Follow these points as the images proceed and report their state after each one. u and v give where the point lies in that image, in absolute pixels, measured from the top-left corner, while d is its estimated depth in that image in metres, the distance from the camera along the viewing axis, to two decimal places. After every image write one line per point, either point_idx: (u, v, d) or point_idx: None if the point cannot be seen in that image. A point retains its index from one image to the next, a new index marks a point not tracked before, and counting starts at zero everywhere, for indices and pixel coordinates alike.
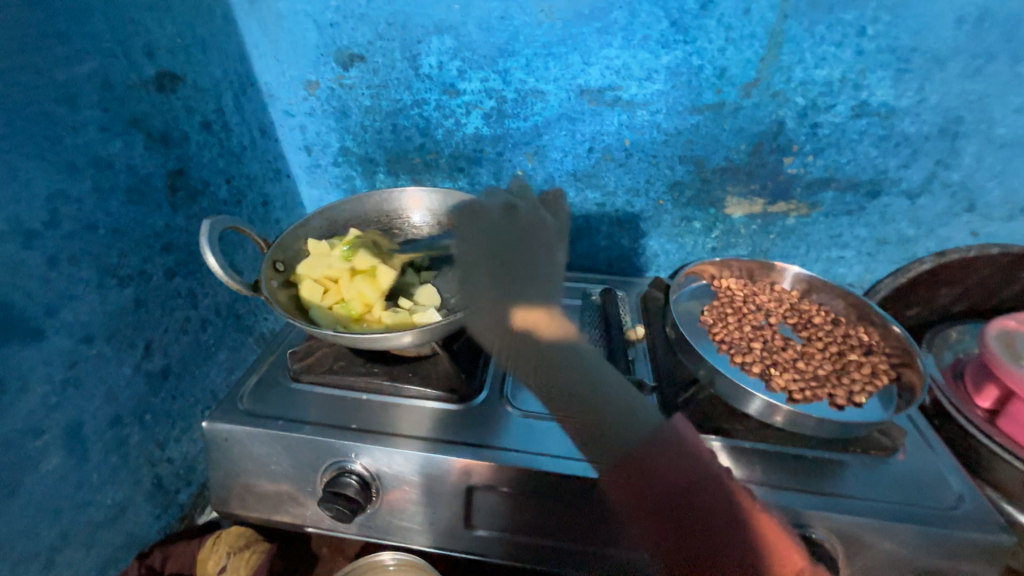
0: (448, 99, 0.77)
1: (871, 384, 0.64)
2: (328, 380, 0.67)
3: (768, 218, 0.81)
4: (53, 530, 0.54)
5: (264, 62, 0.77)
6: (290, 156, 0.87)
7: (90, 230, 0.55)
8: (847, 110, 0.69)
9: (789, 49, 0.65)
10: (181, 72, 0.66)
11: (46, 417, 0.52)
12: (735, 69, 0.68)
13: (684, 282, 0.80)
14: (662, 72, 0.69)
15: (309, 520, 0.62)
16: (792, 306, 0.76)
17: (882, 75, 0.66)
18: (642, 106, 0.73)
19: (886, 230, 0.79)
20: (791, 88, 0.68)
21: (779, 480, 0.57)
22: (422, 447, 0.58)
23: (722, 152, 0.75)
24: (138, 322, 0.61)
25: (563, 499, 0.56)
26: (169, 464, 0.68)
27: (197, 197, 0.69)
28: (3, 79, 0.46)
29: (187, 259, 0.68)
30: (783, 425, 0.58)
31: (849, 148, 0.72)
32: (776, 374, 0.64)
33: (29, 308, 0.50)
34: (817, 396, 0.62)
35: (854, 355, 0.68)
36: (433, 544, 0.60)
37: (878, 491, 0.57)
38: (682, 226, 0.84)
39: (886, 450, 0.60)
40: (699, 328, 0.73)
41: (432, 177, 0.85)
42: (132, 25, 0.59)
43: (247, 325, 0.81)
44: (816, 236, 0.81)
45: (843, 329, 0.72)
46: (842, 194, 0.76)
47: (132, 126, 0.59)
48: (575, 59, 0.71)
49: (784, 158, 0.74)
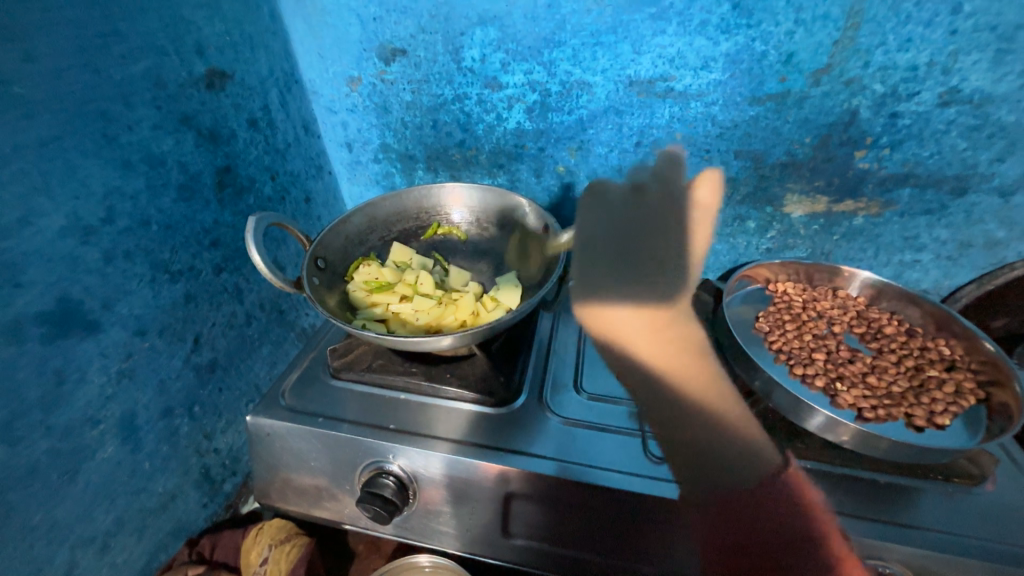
0: (490, 93, 0.74)
1: (956, 404, 0.57)
2: (367, 378, 0.66)
3: (833, 217, 0.74)
4: (109, 515, 0.56)
5: (308, 58, 0.77)
6: (332, 153, 0.88)
7: (144, 226, 0.56)
8: (933, 98, 0.61)
9: (868, 29, 0.59)
10: (230, 69, 0.67)
11: (103, 407, 0.54)
12: (804, 54, 0.62)
13: (736, 286, 0.75)
14: (720, 60, 0.64)
15: (346, 517, 0.62)
16: (859, 313, 0.70)
17: (977, 57, 0.58)
18: (696, 98, 0.68)
19: (972, 232, 0.71)
20: (868, 73, 0.62)
21: (847, 505, 0.52)
22: (460, 451, 0.57)
23: (783, 146, 0.69)
24: (187, 316, 0.63)
25: (605, 512, 0.53)
26: (216, 454, 0.70)
27: (243, 193, 0.70)
28: (64, 79, 0.47)
29: (233, 255, 0.69)
30: (852, 447, 0.53)
31: (933, 140, 0.64)
32: (843, 389, 0.59)
33: (87, 302, 0.51)
34: (891, 415, 0.56)
35: (934, 370, 0.61)
36: (469, 550, 0.59)
37: (963, 524, 0.50)
38: (735, 225, 0.79)
39: (972, 480, 0.54)
40: (753, 335, 0.67)
41: (471, 173, 0.84)
42: (184, 23, 0.60)
43: (289, 320, 0.83)
44: (888, 237, 0.74)
45: (920, 340, 0.66)
46: (921, 191, 0.69)
47: (183, 124, 0.60)
48: (625, 49, 0.67)
49: (855, 151, 0.68)
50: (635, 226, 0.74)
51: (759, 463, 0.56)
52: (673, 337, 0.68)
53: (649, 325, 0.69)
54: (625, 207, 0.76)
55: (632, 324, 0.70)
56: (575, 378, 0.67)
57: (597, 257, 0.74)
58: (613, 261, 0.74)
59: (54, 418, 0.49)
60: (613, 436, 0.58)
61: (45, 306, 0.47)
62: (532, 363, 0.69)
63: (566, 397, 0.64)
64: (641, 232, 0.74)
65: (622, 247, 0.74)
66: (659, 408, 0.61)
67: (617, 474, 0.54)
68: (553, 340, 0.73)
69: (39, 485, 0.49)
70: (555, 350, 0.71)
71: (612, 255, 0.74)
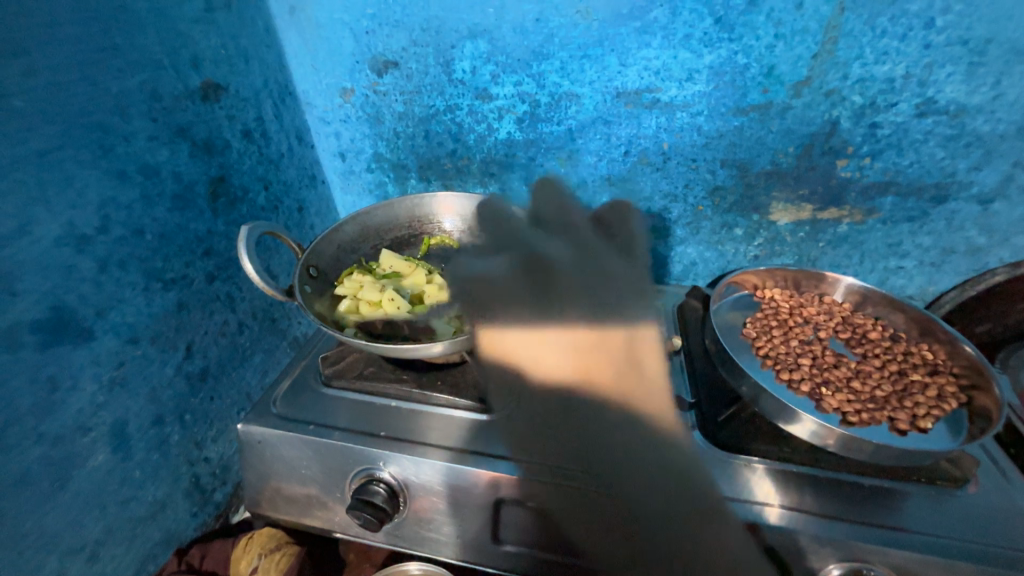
0: (481, 104, 0.76)
1: (938, 408, 0.58)
2: (358, 385, 0.67)
3: (817, 224, 0.76)
4: (98, 524, 0.56)
5: (302, 70, 0.79)
6: (325, 163, 0.89)
7: (138, 235, 0.57)
8: (911, 108, 0.63)
9: (846, 43, 0.61)
10: (225, 81, 0.68)
11: (94, 416, 0.54)
12: (785, 66, 0.64)
13: (724, 292, 0.76)
14: (704, 72, 0.66)
15: (336, 525, 0.61)
16: (844, 319, 0.71)
17: (951, 70, 0.60)
18: (682, 109, 0.70)
19: (953, 239, 0.72)
20: (847, 85, 0.63)
21: (833, 509, 0.52)
22: (450, 457, 0.58)
23: (768, 155, 0.71)
24: (180, 324, 0.63)
25: (593, 518, 0.54)
26: (206, 462, 0.70)
27: (236, 203, 0.71)
28: (62, 91, 0.48)
29: (226, 264, 0.70)
30: (838, 450, 0.53)
31: (913, 150, 0.66)
32: (828, 393, 0.59)
33: (81, 311, 0.52)
34: (875, 419, 0.57)
35: (917, 375, 0.62)
36: (459, 557, 0.59)
37: (947, 526, 0.51)
38: (723, 232, 0.80)
39: (956, 482, 0.55)
40: (741, 341, 0.68)
41: (463, 182, 0.85)
42: (180, 37, 0.61)
43: (281, 328, 0.83)
44: (872, 244, 0.75)
45: (903, 345, 0.67)
46: (903, 199, 0.70)
47: (179, 135, 0.61)
48: (612, 61, 0.68)
49: (837, 160, 0.69)
50: (543, 273, 0.68)
51: (746, 467, 0.56)
52: (580, 380, 0.60)
53: (585, 361, 0.61)
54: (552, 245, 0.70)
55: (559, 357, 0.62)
56: None
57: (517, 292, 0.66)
58: (535, 304, 0.65)
59: (46, 425, 0.50)
60: None
61: (38, 314, 0.48)
62: None
63: None
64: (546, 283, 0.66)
65: (537, 290, 0.66)
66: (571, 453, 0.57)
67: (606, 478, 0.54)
68: None
69: (30, 493, 0.49)
70: None
71: (545, 296, 0.66)
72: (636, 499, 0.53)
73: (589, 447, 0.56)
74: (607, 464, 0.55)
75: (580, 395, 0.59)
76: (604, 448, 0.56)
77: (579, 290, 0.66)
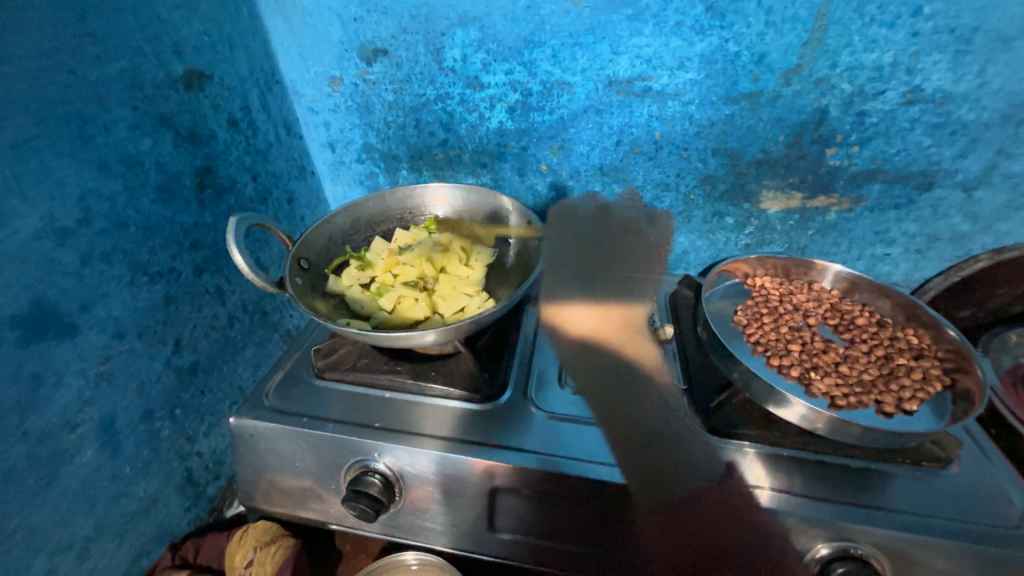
0: (472, 93, 0.75)
1: (923, 390, 0.60)
2: (352, 377, 0.67)
3: (807, 213, 0.77)
4: (88, 521, 0.56)
5: (289, 59, 0.77)
6: (315, 153, 0.87)
7: (122, 227, 0.56)
8: (898, 97, 0.64)
9: (835, 31, 0.61)
10: (209, 69, 0.66)
11: (81, 411, 0.53)
12: (775, 54, 0.64)
13: (715, 281, 0.76)
14: (695, 60, 0.66)
15: (332, 517, 0.61)
16: (832, 305, 0.72)
17: (937, 58, 0.61)
18: (673, 97, 0.70)
19: (938, 226, 0.73)
20: (836, 73, 0.64)
21: (822, 491, 0.54)
22: (445, 447, 0.58)
23: (758, 144, 0.71)
24: (167, 318, 0.62)
25: (588, 504, 0.54)
26: (199, 457, 0.69)
27: (224, 194, 0.70)
28: (38, 79, 0.47)
29: (215, 256, 0.69)
30: (826, 434, 0.54)
31: (900, 138, 0.67)
32: (817, 378, 0.60)
33: (64, 305, 0.50)
34: (862, 402, 0.58)
35: (903, 359, 0.64)
36: (456, 546, 0.59)
37: (931, 506, 0.52)
38: (714, 221, 0.81)
39: (940, 463, 0.56)
40: (732, 328, 0.69)
41: (455, 173, 0.84)
42: (161, 23, 0.59)
43: (273, 321, 0.82)
44: (860, 232, 0.77)
45: (890, 330, 0.68)
46: (890, 186, 0.71)
47: (162, 124, 0.60)
48: (603, 49, 0.68)
49: (826, 149, 0.70)
50: (592, 242, 0.85)
51: (738, 452, 0.57)
52: (635, 350, 0.70)
53: (619, 335, 0.73)
54: (587, 221, 0.85)
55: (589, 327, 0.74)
56: (559, 374, 0.68)
57: (558, 257, 0.84)
58: (571, 274, 0.82)
59: (30, 422, 0.49)
60: (596, 429, 0.59)
61: (19, 309, 0.47)
62: (516, 360, 0.70)
63: (550, 392, 0.65)
64: (585, 255, 0.84)
65: (572, 269, 0.83)
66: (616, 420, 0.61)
67: (601, 466, 0.55)
68: (538, 337, 0.73)
69: (16, 490, 0.48)
70: (539, 346, 0.72)
71: (581, 275, 0.82)
72: (692, 504, 0.53)
73: (651, 437, 0.59)
74: (659, 443, 0.58)
75: (624, 368, 0.67)
76: (667, 441, 0.58)
77: (631, 275, 0.84)
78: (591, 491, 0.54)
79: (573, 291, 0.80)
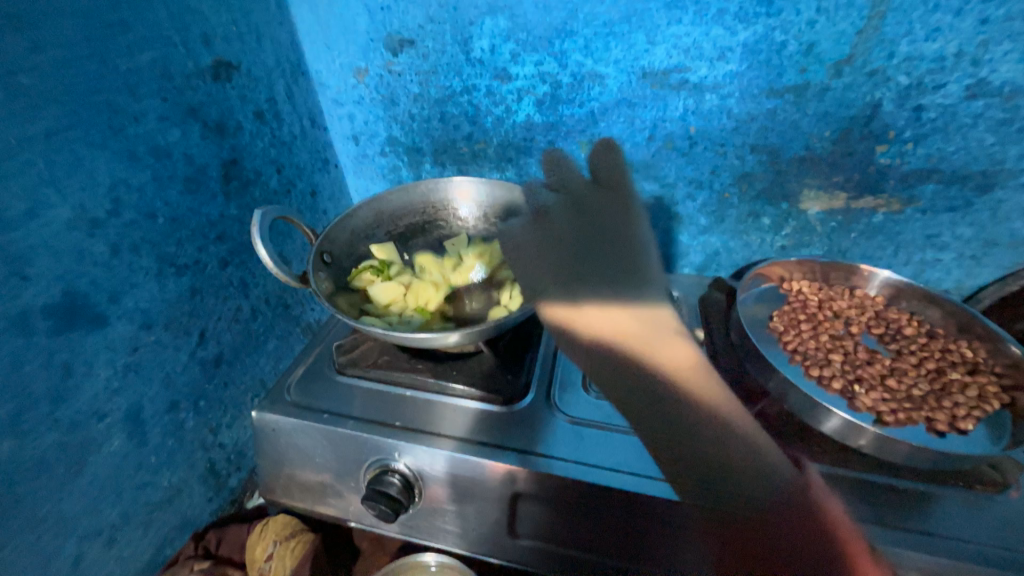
0: (499, 85, 0.73)
1: (978, 408, 0.55)
2: (373, 374, 0.66)
3: (851, 214, 0.72)
4: (115, 509, 0.56)
5: (315, 49, 0.76)
6: (338, 146, 0.87)
7: (150, 219, 0.56)
8: (961, 90, 0.59)
9: (894, 19, 0.57)
10: (236, 60, 0.66)
11: (109, 401, 0.54)
12: (826, 44, 0.60)
13: (749, 284, 0.73)
14: (737, 50, 0.63)
15: (351, 514, 0.61)
16: (876, 314, 0.68)
17: (1009, 47, 0.56)
18: (711, 90, 0.66)
19: (997, 230, 0.68)
20: (892, 64, 0.59)
21: (863, 511, 0.50)
22: (466, 449, 0.56)
23: (801, 140, 0.67)
24: (193, 310, 0.62)
25: (614, 515, 0.52)
26: (221, 448, 0.70)
27: (249, 186, 0.70)
28: (70, 68, 0.47)
29: (239, 249, 0.69)
30: (871, 452, 0.51)
31: (959, 135, 0.62)
32: (861, 391, 0.57)
33: (94, 295, 0.51)
34: (911, 419, 0.54)
35: (955, 373, 0.59)
36: (475, 550, 0.58)
37: (985, 533, 0.48)
38: (749, 221, 0.77)
39: (996, 487, 0.52)
40: (767, 334, 0.66)
41: (479, 167, 0.83)
42: (190, 12, 0.59)
43: (295, 315, 0.82)
44: (908, 235, 0.72)
45: (941, 342, 0.64)
46: (945, 187, 0.66)
47: (190, 115, 0.59)
48: (639, 38, 0.65)
49: (877, 146, 0.65)
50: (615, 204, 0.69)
51: None
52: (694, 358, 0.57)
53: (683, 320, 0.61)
54: (582, 198, 0.70)
55: (651, 345, 0.56)
56: (583, 377, 0.65)
57: (549, 256, 0.67)
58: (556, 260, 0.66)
59: (61, 411, 0.49)
60: (622, 436, 0.57)
61: (51, 298, 0.47)
62: (539, 361, 0.68)
63: (574, 396, 0.63)
64: (615, 239, 0.65)
65: (571, 245, 0.66)
66: (632, 394, 0.55)
67: (628, 475, 0.53)
68: None
69: (46, 478, 0.49)
70: None
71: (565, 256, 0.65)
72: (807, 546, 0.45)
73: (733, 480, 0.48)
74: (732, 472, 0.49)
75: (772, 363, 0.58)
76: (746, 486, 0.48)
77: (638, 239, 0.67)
78: (617, 502, 0.52)
79: (555, 286, 0.63)
